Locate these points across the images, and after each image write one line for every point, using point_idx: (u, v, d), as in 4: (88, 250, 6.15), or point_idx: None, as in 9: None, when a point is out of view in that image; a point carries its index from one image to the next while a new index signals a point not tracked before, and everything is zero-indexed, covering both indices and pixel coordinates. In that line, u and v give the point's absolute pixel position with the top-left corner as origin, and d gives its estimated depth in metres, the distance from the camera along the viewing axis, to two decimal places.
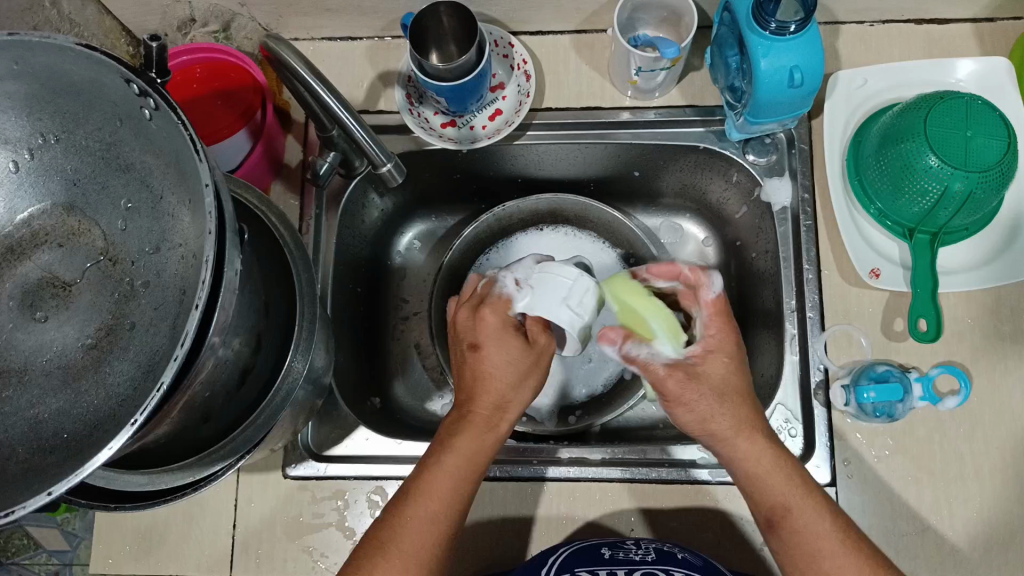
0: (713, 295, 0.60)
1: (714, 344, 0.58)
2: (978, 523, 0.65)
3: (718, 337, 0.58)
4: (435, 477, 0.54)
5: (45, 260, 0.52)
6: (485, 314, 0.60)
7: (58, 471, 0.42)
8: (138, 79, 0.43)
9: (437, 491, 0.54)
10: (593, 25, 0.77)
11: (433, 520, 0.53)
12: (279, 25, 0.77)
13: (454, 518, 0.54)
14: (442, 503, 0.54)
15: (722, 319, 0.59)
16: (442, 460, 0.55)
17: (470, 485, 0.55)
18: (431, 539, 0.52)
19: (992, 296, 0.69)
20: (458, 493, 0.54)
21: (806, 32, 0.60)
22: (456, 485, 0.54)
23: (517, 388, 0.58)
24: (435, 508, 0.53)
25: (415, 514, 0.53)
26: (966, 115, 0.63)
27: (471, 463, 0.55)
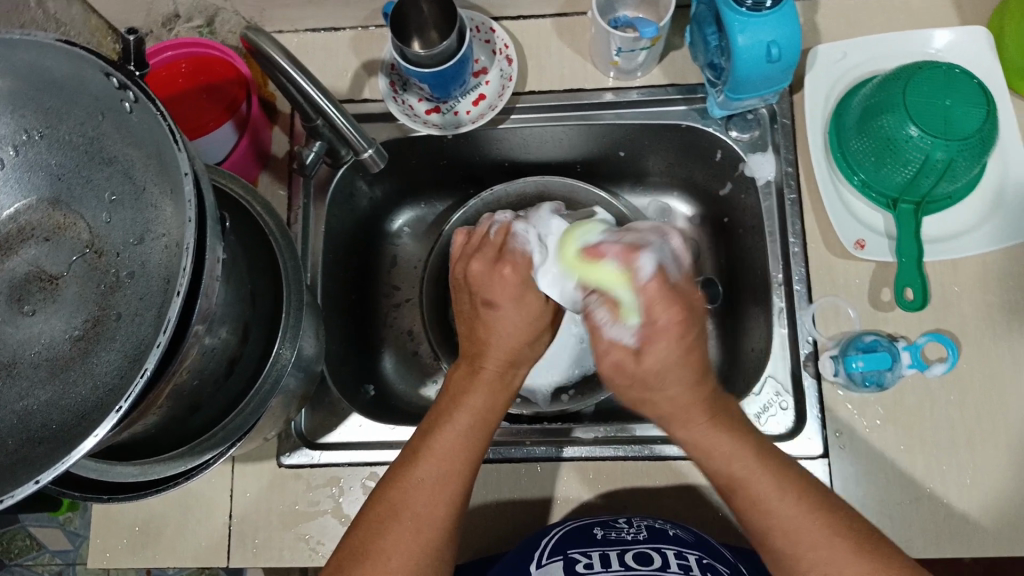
0: (645, 281, 0.51)
1: (655, 330, 0.50)
2: (971, 490, 0.65)
3: (656, 328, 0.50)
4: (448, 437, 0.55)
5: (33, 254, 0.53)
6: (506, 271, 0.58)
7: (46, 460, 0.43)
8: (117, 72, 0.43)
9: (451, 450, 0.55)
10: (573, 7, 0.77)
11: (448, 479, 0.54)
12: (262, 18, 0.77)
13: (470, 477, 0.55)
14: (457, 463, 0.55)
15: (658, 305, 0.50)
16: (455, 418, 0.56)
17: (479, 442, 0.56)
18: (445, 499, 0.53)
19: (979, 263, 0.70)
20: (471, 450, 0.56)
21: (781, 7, 0.61)
22: (468, 443, 0.56)
23: (530, 345, 0.59)
24: (450, 468, 0.54)
25: (428, 474, 0.54)
26: (945, 83, 0.63)
27: (483, 422, 0.57)
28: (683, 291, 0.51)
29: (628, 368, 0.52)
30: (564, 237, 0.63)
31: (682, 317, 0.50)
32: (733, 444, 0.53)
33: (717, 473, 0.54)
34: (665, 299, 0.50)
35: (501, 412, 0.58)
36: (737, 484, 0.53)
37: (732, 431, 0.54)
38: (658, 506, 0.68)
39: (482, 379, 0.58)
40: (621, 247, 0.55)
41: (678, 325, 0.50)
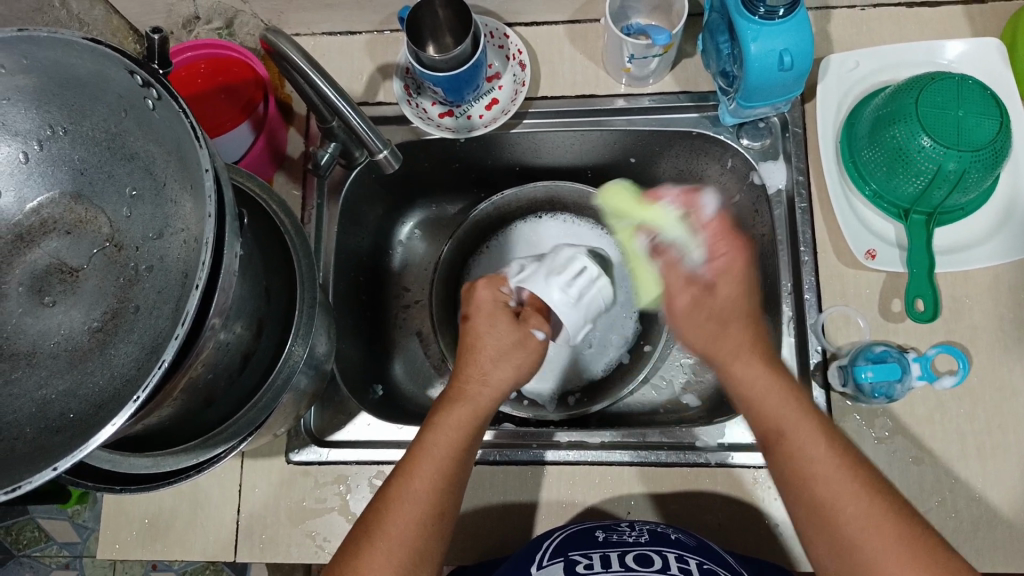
0: (709, 217, 0.63)
1: (721, 271, 0.60)
2: (980, 502, 0.65)
3: (729, 259, 0.61)
4: (420, 457, 0.57)
5: (54, 247, 0.54)
6: (480, 286, 0.65)
7: (64, 448, 0.44)
8: (141, 69, 0.44)
9: (421, 469, 0.56)
10: (586, 14, 0.78)
11: (420, 497, 0.55)
12: (279, 21, 0.78)
13: (445, 496, 0.56)
14: (428, 482, 0.56)
15: (727, 237, 0.61)
16: (426, 438, 0.58)
17: (454, 463, 0.57)
18: (415, 518, 0.55)
19: (990, 275, 0.70)
20: (444, 469, 0.57)
21: (795, 16, 0.61)
22: (439, 464, 0.57)
23: (496, 363, 0.62)
24: (421, 487, 0.56)
25: (403, 491, 0.55)
26: (957, 94, 0.63)
27: (453, 441, 0.58)
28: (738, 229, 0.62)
29: (703, 299, 0.61)
30: (551, 271, 0.68)
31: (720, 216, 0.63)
32: (775, 392, 0.57)
33: (760, 419, 0.57)
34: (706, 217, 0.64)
35: (476, 433, 0.60)
36: (782, 426, 0.56)
37: (778, 380, 0.58)
38: (664, 511, 0.68)
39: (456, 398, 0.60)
40: (680, 196, 0.66)
41: (738, 263, 0.60)
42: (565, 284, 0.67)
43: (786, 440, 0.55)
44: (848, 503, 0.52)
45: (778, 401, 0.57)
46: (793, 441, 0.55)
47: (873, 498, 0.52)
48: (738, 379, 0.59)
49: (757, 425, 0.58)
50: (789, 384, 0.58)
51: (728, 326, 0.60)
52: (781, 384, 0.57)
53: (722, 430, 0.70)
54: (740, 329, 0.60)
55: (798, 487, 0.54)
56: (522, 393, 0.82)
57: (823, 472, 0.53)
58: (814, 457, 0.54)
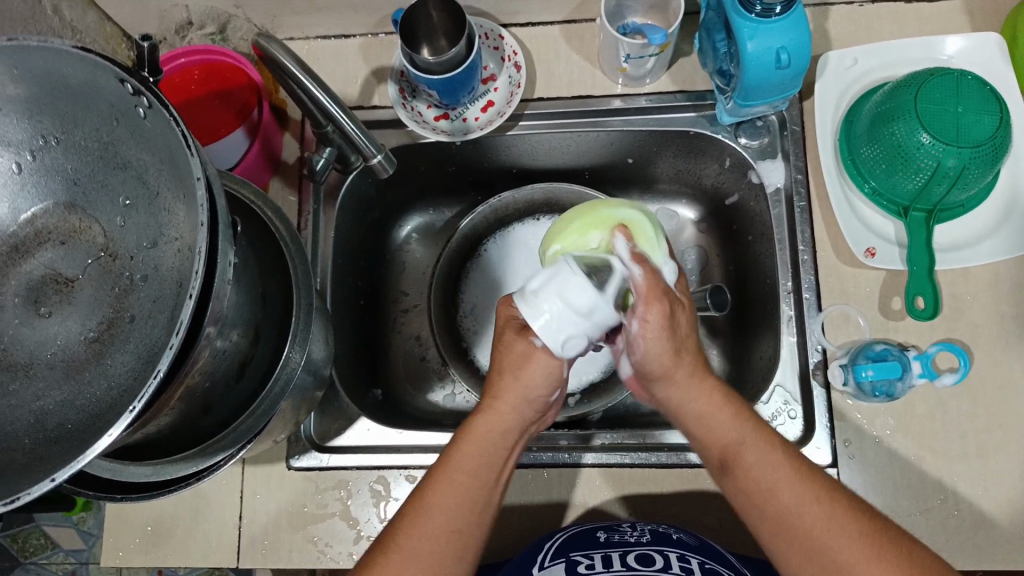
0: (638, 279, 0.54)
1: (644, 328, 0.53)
2: (984, 501, 0.65)
3: (644, 322, 0.53)
4: (452, 467, 0.54)
5: (49, 258, 0.54)
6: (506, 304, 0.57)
7: (62, 458, 0.44)
8: (131, 78, 0.44)
9: (437, 502, 0.52)
10: (581, 14, 0.77)
11: (455, 509, 0.52)
12: (273, 25, 0.78)
13: (464, 533, 0.52)
14: (444, 516, 0.51)
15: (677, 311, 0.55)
16: (456, 446, 0.55)
17: (474, 496, 0.53)
18: (432, 557, 0.50)
19: (991, 272, 0.69)
20: (462, 502, 0.52)
21: (791, 13, 0.60)
22: (473, 476, 0.53)
23: (528, 386, 0.55)
24: (455, 499, 0.52)
25: (433, 502, 0.52)
26: (957, 91, 0.63)
27: (472, 473, 0.54)
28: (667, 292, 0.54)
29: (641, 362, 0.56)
30: (562, 283, 0.51)
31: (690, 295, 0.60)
32: (725, 412, 0.55)
33: (712, 442, 0.55)
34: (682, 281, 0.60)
35: (512, 441, 0.56)
36: (737, 450, 0.53)
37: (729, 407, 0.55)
38: (666, 513, 0.68)
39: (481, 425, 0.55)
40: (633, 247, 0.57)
41: (661, 323, 0.53)
42: (575, 296, 0.51)
43: (743, 469, 0.53)
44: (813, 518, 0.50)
45: (727, 425, 0.54)
46: (748, 463, 0.53)
47: (838, 510, 0.50)
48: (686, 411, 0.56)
49: (708, 448, 0.56)
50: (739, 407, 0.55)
51: (679, 359, 0.55)
52: (726, 403, 0.55)
53: None
54: (687, 369, 0.55)
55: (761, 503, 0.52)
56: None
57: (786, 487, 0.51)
58: (773, 476, 0.52)
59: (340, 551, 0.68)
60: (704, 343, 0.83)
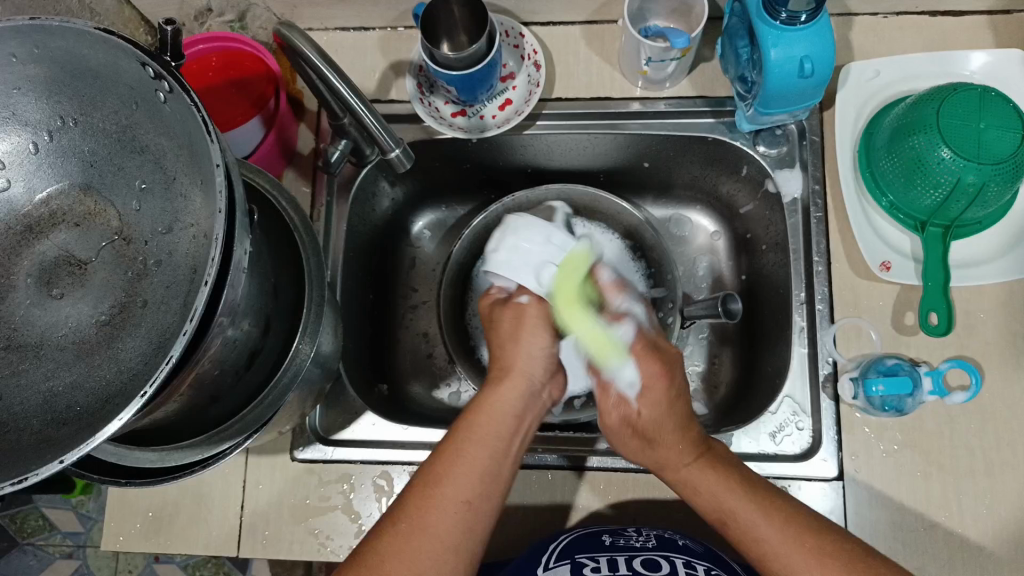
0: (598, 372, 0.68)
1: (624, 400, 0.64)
2: (989, 521, 0.64)
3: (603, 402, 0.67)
4: (467, 441, 0.58)
5: (62, 239, 0.53)
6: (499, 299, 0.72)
7: (70, 441, 0.44)
8: (153, 62, 0.44)
9: (471, 446, 0.58)
10: (603, 16, 0.77)
11: (470, 477, 0.55)
12: (294, 15, 0.78)
13: (493, 475, 0.57)
14: (478, 456, 0.57)
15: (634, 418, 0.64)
16: (469, 423, 0.59)
17: (503, 445, 0.59)
18: (465, 490, 0.54)
19: (1006, 290, 0.69)
20: (495, 448, 0.58)
21: (817, 22, 0.60)
22: (486, 448, 0.58)
23: (539, 355, 0.68)
24: (471, 467, 0.56)
25: (447, 474, 0.55)
26: (981, 106, 0.62)
27: (501, 421, 0.61)
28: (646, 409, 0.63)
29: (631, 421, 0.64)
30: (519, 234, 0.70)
31: (663, 370, 0.64)
32: (719, 478, 0.58)
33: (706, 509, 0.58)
34: (644, 360, 0.65)
35: (519, 419, 0.62)
36: (726, 513, 0.56)
37: (720, 473, 0.58)
38: (669, 520, 0.68)
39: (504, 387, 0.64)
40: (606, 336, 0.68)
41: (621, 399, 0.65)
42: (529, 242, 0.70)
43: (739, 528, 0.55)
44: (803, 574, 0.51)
45: (715, 490, 0.57)
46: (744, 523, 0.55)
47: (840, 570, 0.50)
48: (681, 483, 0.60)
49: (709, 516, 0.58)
50: (729, 473, 0.58)
51: (654, 445, 0.62)
52: (732, 477, 0.58)
53: (730, 440, 0.70)
54: (673, 443, 0.61)
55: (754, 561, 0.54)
56: None
57: (771, 541, 0.53)
58: (761, 534, 0.54)
59: (341, 545, 0.68)
60: (712, 350, 0.83)
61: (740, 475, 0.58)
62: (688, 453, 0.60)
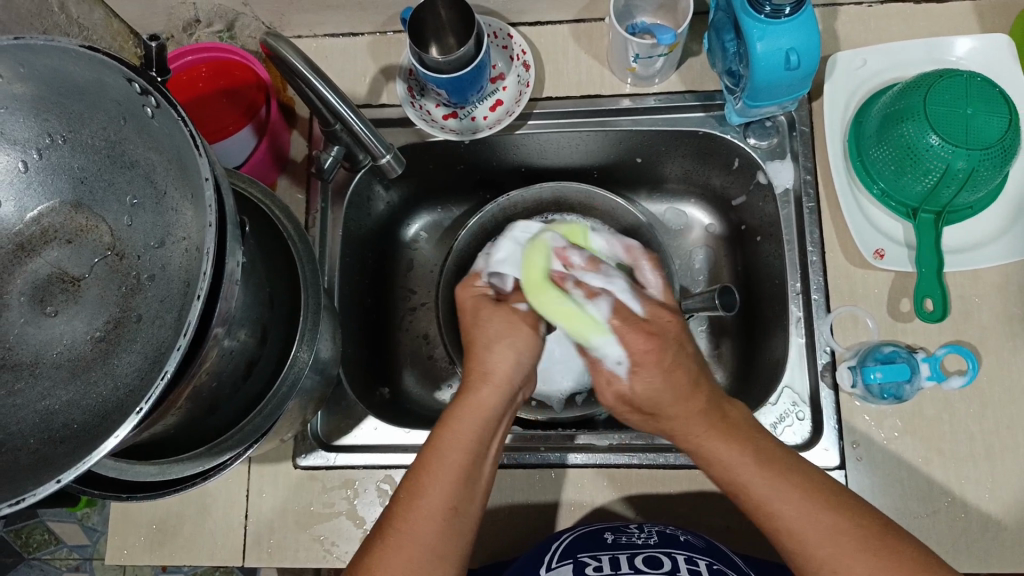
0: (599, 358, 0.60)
1: (637, 364, 0.57)
2: (990, 503, 0.64)
3: (637, 357, 0.57)
4: (449, 442, 0.55)
5: (55, 257, 0.54)
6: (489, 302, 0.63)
7: (68, 459, 0.44)
8: (138, 78, 0.44)
9: (445, 452, 0.55)
10: (591, 13, 0.77)
11: (453, 484, 0.53)
12: (281, 23, 0.78)
13: (467, 483, 0.54)
14: (452, 466, 0.54)
15: (657, 393, 0.57)
16: (452, 421, 0.56)
17: (478, 452, 0.56)
18: (441, 499, 0.53)
19: (999, 274, 0.69)
20: (471, 454, 0.55)
21: (800, 14, 0.60)
22: (469, 451, 0.55)
23: (504, 358, 0.59)
24: (446, 486, 0.53)
25: (428, 489, 0.53)
26: (966, 92, 0.63)
27: (474, 428, 0.56)
28: (653, 325, 0.59)
29: (627, 398, 0.59)
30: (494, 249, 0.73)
31: (653, 343, 0.57)
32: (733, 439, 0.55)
33: (722, 478, 0.55)
34: (626, 336, 0.58)
35: (502, 416, 0.58)
36: (742, 484, 0.54)
37: (731, 435, 0.55)
38: (672, 514, 0.68)
39: (479, 400, 0.57)
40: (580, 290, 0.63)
41: (653, 354, 0.57)
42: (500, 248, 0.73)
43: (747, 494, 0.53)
44: (820, 548, 0.49)
45: (727, 459, 0.54)
46: (755, 494, 0.53)
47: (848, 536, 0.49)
48: (697, 447, 0.56)
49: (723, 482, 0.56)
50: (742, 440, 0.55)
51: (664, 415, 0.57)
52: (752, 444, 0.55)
53: None
54: (680, 411, 0.57)
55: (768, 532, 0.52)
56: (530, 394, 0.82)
57: (788, 511, 0.51)
58: (782, 510, 0.51)
59: (346, 550, 0.68)
60: (711, 343, 0.83)
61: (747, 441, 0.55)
62: (699, 422, 0.56)
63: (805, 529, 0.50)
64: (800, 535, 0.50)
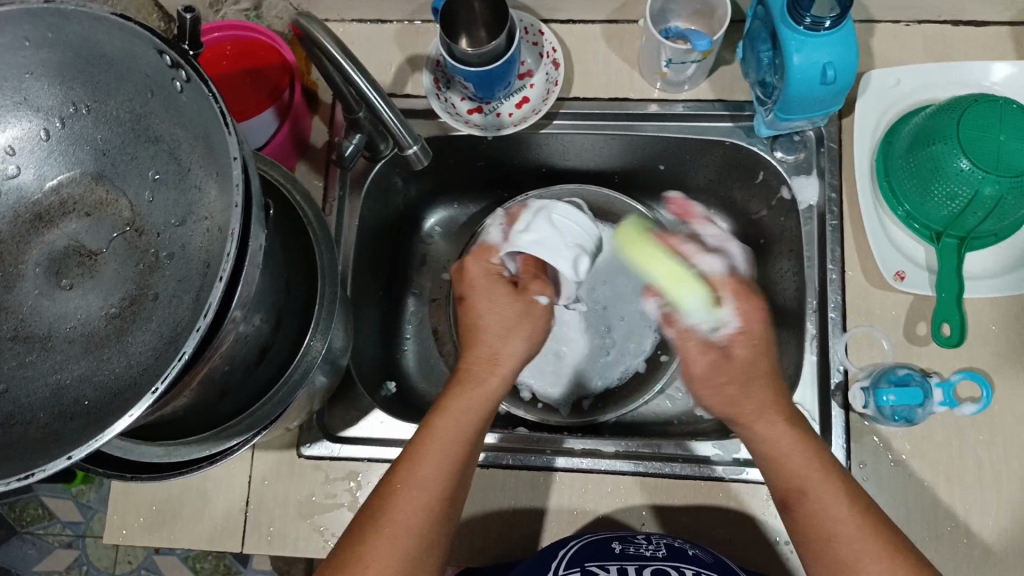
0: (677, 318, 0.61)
1: (748, 333, 0.59)
2: (996, 534, 0.64)
3: (746, 320, 0.59)
4: (444, 427, 0.57)
5: (73, 229, 0.52)
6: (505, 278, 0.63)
7: (78, 436, 0.43)
8: (171, 50, 0.43)
9: (443, 433, 0.57)
10: (623, 15, 0.76)
11: (445, 470, 0.55)
12: (311, 6, 0.77)
13: (461, 463, 0.56)
14: (448, 447, 0.56)
15: (721, 368, 0.58)
16: (447, 407, 0.58)
17: (474, 434, 0.58)
18: (435, 479, 0.54)
19: (1020, 303, 0.68)
20: (467, 438, 0.57)
21: (841, 28, 0.59)
22: (462, 437, 0.57)
23: (505, 339, 0.61)
24: (442, 465, 0.55)
25: (422, 466, 0.55)
26: (999, 118, 0.62)
27: (473, 411, 0.58)
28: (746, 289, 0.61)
29: (722, 365, 0.58)
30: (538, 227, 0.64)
31: (761, 314, 0.59)
32: (796, 444, 0.56)
33: (779, 479, 0.56)
34: (743, 308, 0.59)
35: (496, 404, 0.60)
36: (802, 485, 0.54)
37: (797, 436, 0.56)
38: (676, 525, 0.67)
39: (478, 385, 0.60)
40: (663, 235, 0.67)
41: (759, 318, 0.59)
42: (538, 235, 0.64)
43: (801, 508, 0.54)
44: (870, 564, 0.50)
45: (788, 457, 0.55)
46: (807, 503, 0.54)
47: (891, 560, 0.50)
48: (761, 436, 0.57)
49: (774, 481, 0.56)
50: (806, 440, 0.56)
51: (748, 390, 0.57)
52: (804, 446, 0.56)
53: (737, 445, 0.68)
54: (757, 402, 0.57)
55: (818, 542, 0.53)
56: (536, 397, 0.81)
57: (844, 522, 0.52)
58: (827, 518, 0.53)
59: None
60: None
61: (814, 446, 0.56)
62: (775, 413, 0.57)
63: (858, 542, 0.51)
64: (848, 551, 0.51)
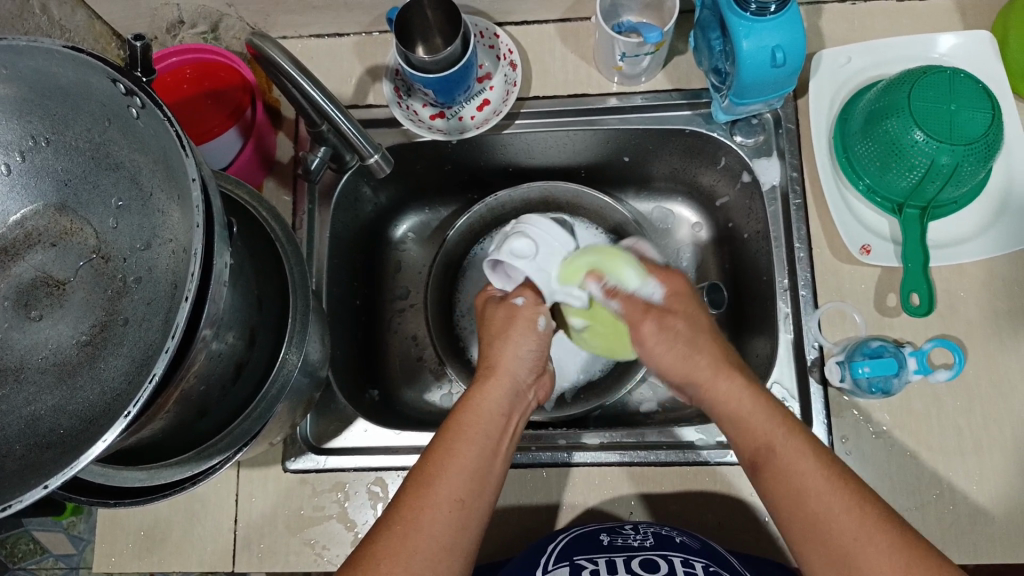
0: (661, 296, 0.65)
1: (677, 299, 0.64)
2: (978, 496, 0.65)
3: (672, 290, 0.65)
4: (460, 437, 0.56)
5: (39, 260, 0.53)
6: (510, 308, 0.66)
7: (54, 465, 0.43)
8: (124, 78, 0.43)
9: (459, 447, 0.55)
10: (577, 13, 0.77)
11: (463, 475, 0.53)
12: (266, 24, 0.77)
13: (481, 474, 0.54)
14: (463, 456, 0.55)
15: (670, 319, 0.63)
16: (461, 419, 0.58)
17: (487, 445, 0.56)
18: (454, 489, 0.52)
19: (985, 267, 0.70)
20: (481, 449, 0.56)
21: (785, 12, 0.60)
22: (476, 445, 0.56)
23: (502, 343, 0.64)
24: (461, 470, 0.54)
25: (439, 479, 0.53)
26: (949, 88, 0.63)
27: (481, 422, 0.58)
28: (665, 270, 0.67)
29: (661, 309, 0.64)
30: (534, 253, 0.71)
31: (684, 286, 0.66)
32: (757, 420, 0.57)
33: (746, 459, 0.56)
34: (667, 278, 0.66)
35: (508, 412, 0.60)
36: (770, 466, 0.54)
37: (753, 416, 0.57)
38: (666, 512, 0.68)
39: (481, 401, 0.59)
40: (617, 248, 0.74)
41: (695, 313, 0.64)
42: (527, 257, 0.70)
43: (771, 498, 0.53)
44: (841, 515, 0.49)
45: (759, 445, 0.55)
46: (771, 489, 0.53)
47: None
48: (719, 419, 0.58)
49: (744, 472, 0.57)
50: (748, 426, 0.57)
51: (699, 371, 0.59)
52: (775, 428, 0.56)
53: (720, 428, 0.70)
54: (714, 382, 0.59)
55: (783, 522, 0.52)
56: None
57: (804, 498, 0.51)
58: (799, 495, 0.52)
59: (337, 554, 0.68)
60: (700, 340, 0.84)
61: (774, 411, 0.56)
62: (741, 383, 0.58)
63: None
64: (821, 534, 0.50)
